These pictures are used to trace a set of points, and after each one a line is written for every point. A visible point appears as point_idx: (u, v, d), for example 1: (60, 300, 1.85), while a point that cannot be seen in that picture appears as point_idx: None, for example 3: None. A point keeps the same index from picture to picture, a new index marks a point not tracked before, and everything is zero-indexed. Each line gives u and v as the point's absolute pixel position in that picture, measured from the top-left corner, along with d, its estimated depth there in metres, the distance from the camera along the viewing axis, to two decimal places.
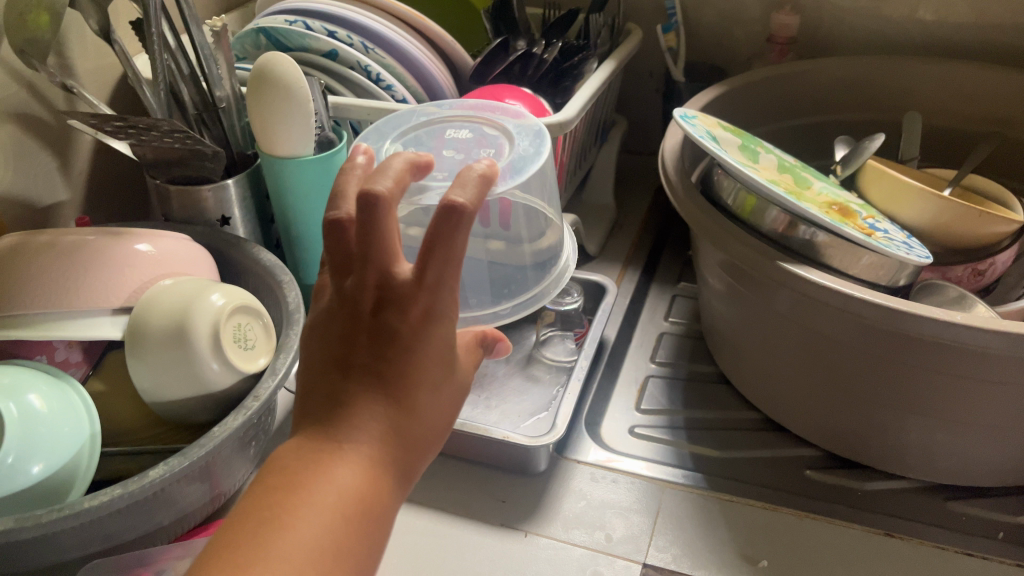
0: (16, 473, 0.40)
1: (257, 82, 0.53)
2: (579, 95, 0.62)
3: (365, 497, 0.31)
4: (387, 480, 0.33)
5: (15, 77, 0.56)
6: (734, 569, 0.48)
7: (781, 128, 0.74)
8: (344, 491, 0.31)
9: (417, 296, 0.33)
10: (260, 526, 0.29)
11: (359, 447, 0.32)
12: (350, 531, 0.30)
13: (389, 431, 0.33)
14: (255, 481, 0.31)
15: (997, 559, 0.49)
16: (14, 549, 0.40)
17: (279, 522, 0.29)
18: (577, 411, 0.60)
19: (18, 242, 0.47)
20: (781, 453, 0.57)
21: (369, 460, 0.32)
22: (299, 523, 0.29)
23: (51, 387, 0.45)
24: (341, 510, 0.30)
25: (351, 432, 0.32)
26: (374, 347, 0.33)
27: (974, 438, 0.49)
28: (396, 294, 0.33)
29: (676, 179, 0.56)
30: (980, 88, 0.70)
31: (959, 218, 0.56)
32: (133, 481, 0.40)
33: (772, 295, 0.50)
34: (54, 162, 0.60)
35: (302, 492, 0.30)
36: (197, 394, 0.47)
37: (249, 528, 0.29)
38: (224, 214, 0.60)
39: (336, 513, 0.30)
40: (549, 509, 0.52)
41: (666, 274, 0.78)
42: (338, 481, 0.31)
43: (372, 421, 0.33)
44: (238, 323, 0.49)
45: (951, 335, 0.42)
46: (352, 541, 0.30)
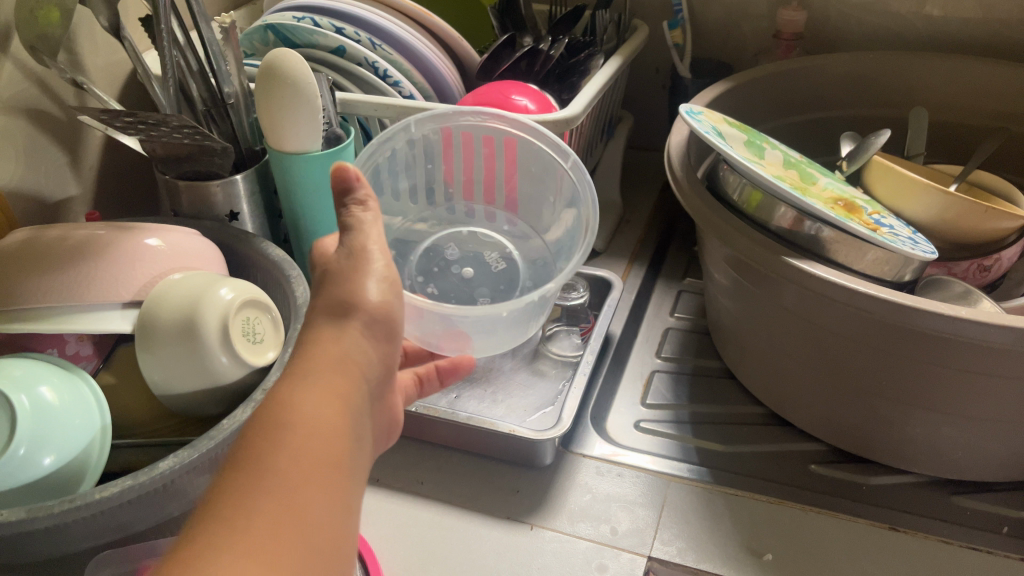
0: (28, 464, 0.41)
1: (264, 77, 0.54)
2: (585, 90, 0.62)
3: (335, 433, 0.32)
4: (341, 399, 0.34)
5: (26, 74, 0.56)
6: (738, 562, 0.48)
7: (787, 124, 0.74)
8: (303, 419, 0.32)
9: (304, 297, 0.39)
10: (242, 479, 0.30)
11: (320, 391, 0.33)
12: (318, 452, 0.31)
13: (345, 375, 0.35)
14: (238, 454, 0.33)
15: (1001, 553, 0.49)
16: (26, 540, 0.40)
17: (251, 467, 0.30)
18: (583, 405, 0.61)
19: (29, 237, 0.48)
20: (787, 448, 0.57)
21: (318, 386, 0.34)
22: (277, 469, 0.30)
23: (62, 378, 0.45)
24: (304, 435, 0.31)
25: (310, 381, 0.34)
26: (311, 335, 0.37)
27: (979, 433, 0.49)
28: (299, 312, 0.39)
29: (682, 174, 0.56)
30: (987, 83, 0.70)
31: (965, 214, 0.56)
32: (143, 472, 0.41)
33: (778, 290, 0.50)
34: (65, 157, 0.61)
35: (275, 439, 0.31)
36: (206, 386, 0.48)
37: (231, 485, 0.29)
38: (233, 209, 0.61)
39: (299, 438, 0.31)
40: (555, 502, 0.52)
41: (671, 270, 0.78)
42: (306, 422, 0.32)
43: (328, 369, 0.35)
44: (247, 317, 0.50)
45: (957, 330, 0.42)
46: (322, 463, 0.31)
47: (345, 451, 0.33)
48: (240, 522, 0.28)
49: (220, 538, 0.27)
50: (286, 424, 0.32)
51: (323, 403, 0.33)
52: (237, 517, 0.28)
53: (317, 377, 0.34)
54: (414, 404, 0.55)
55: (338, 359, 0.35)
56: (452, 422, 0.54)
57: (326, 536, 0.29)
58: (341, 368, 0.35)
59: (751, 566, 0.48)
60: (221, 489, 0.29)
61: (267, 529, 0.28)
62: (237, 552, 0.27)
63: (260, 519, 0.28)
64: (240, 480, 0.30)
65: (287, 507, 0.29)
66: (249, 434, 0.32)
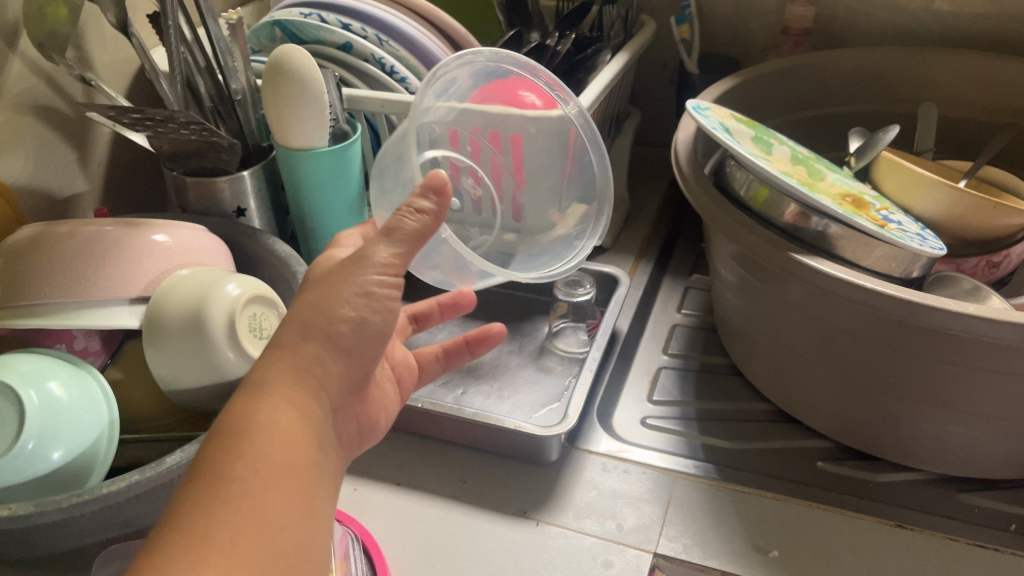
0: (36, 459, 0.41)
1: (272, 75, 0.54)
2: (591, 86, 0.62)
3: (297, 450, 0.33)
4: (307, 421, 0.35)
5: (35, 71, 0.56)
6: (745, 559, 0.48)
7: (795, 120, 0.74)
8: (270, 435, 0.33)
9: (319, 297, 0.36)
10: (206, 483, 0.30)
11: (283, 399, 0.34)
12: (284, 469, 0.32)
13: (300, 383, 0.35)
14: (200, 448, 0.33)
15: (1008, 551, 0.49)
16: (35, 534, 0.40)
17: (218, 474, 0.31)
18: (589, 402, 0.61)
19: (38, 232, 0.48)
20: (794, 446, 0.57)
21: (285, 404, 0.34)
22: (242, 482, 0.31)
23: (70, 373, 0.45)
24: (269, 452, 0.32)
25: (272, 384, 0.35)
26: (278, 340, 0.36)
27: (987, 429, 0.48)
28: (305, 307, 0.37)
29: (689, 170, 0.56)
30: (997, 78, 0.69)
31: (973, 210, 0.55)
32: (151, 467, 0.42)
33: (785, 286, 0.50)
34: (73, 154, 0.61)
35: (241, 450, 0.32)
36: (213, 381, 0.48)
37: (196, 490, 0.30)
38: (240, 205, 0.61)
39: (264, 455, 0.32)
40: (561, 499, 0.52)
41: (678, 267, 0.78)
42: (261, 436, 0.32)
43: (284, 378, 0.35)
44: (253, 313, 0.50)
45: (964, 326, 0.42)
46: (289, 483, 0.32)
47: (302, 460, 0.33)
48: (203, 529, 0.29)
49: (183, 545, 0.28)
50: (246, 432, 0.32)
51: (280, 418, 0.33)
52: (195, 541, 0.28)
53: (274, 390, 0.34)
54: (421, 400, 0.55)
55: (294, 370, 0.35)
56: (458, 419, 0.54)
57: (286, 546, 0.30)
58: (296, 378, 0.35)
59: (757, 564, 0.48)
60: (175, 509, 0.30)
61: (223, 553, 0.28)
62: (208, 566, 0.28)
63: (219, 525, 0.29)
64: (205, 485, 0.30)
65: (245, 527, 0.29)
66: (205, 451, 0.32)
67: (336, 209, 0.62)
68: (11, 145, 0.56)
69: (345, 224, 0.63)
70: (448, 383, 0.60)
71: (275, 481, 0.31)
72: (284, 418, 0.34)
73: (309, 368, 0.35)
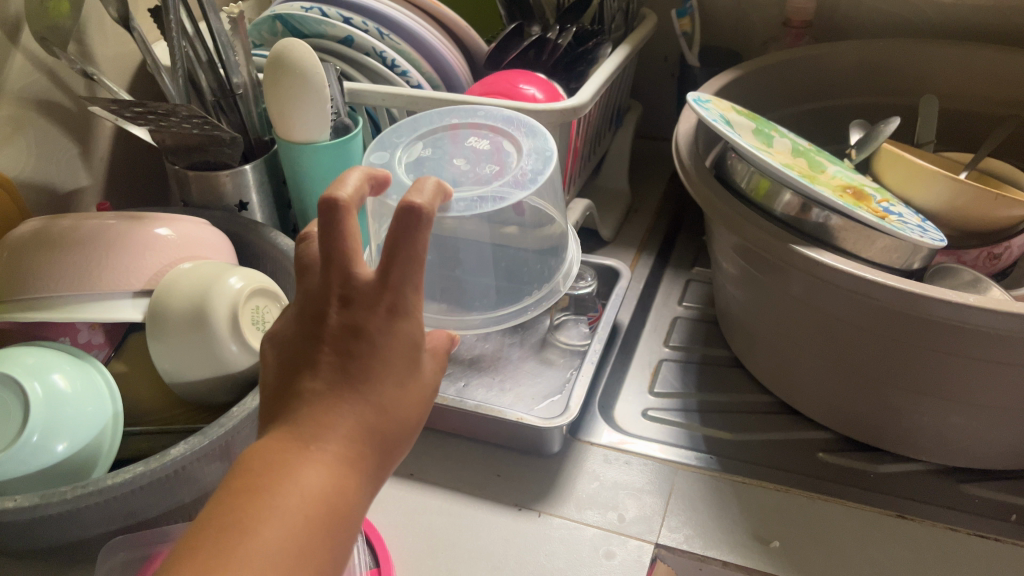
0: (40, 451, 0.42)
1: (273, 68, 0.54)
2: (592, 78, 0.62)
3: (334, 513, 0.29)
4: (354, 481, 0.30)
5: (38, 65, 0.57)
6: (746, 549, 0.48)
7: (796, 112, 0.74)
8: (308, 491, 0.28)
9: (379, 295, 0.31)
10: (229, 529, 0.27)
11: (334, 454, 0.30)
12: (314, 535, 0.28)
13: (360, 433, 0.31)
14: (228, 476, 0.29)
15: (1009, 541, 0.49)
16: (39, 525, 0.41)
17: (244, 523, 0.27)
18: (591, 394, 0.61)
19: (41, 225, 0.48)
20: (796, 437, 0.57)
21: (335, 461, 0.30)
22: (266, 541, 0.27)
23: (74, 366, 0.45)
24: (305, 512, 0.28)
25: (330, 426, 0.30)
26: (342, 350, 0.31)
27: (988, 420, 0.49)
28: (357, 292, 0.31)
29: (689, 163, 0.56)
30: (998, 70, 0.69)
31: (974, 201, 0.55)
32: (155, 458, 0.42)
33: (787, 278, 0.50)
34: (76, 148, 0.61)
35: (275, 502, 0.28)
36: (215, 374, 0.48)
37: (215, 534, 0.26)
38: (242, 199, 0.61)
39: (298, 514, 0.28)
40: (563, 490, 0.52)
41: (680, 260, 0.78)
42: (305, 487, 0.29)
43: (342, 427, 0.30)
44: (256, 306, 0.50)
45: (965, 317, 0.42)
46: (316, 555, 0.28)
47: (336, 530, 0.29)
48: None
49: None
50: (286, 482, 0.28)
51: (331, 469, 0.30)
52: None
53: (329, 434, 0.30)
54: None
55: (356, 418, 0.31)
56: (461, 410, 0.54)
57: None
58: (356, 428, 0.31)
59: (758, 554, 0.48)
60: (191, 548, 0.26)
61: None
62: None
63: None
64: (225, 530, 0.27)
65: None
66: (240, 488, 0.28)
67: None
68: (13, 140, 0.56)
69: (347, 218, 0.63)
70: (450, 375, 0.60)
71: (311, 543, 0.28)
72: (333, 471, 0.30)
73: (372, 414, 0.31)
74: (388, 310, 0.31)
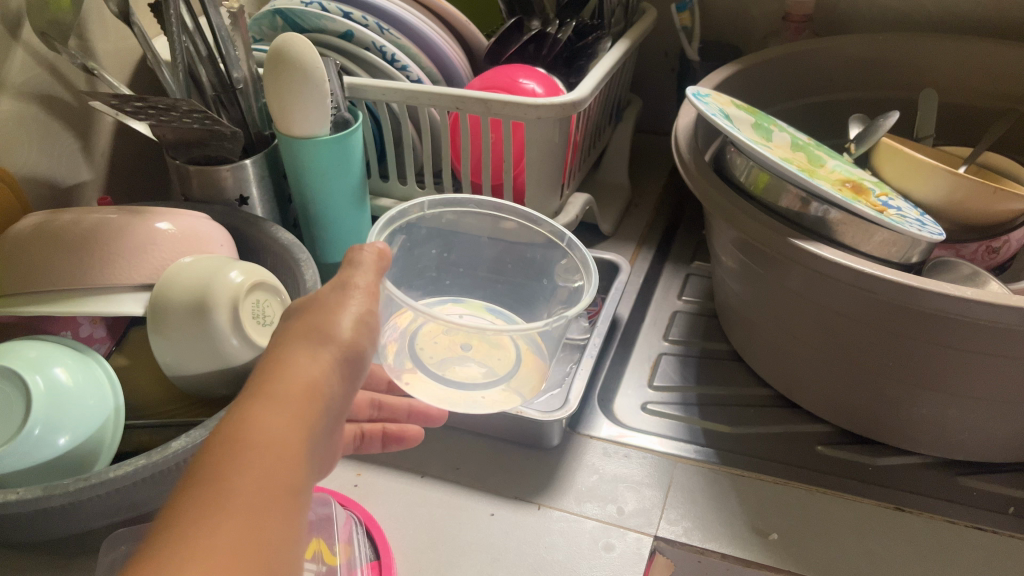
0: (43, 445, 0.42)
1: (273, 63, 0.54)
2: (593, 72, 0.62)
3: (288, 443, 0.31)
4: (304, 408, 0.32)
5: (39, 60, 0.57)
6: (744, 541, 0.48)
7: (796, 107, 0.74)
8: (257, 429, 0.30)
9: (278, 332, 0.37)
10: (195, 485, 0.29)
11: (274, 391, 0.32)
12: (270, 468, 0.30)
13: (292, 366, 0.33)
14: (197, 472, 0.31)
15: (1007, 534, 0.49)
16: (43, 517, 0.41)
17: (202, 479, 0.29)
18: (591, 387, 0.61)
19: (43, 219, 0.48)
20: (795, 430, 0.57)
21: (277, 395, 0.32)
22: (224, 482, 0.28)
23: (76, 360, 0.46)
24: (257, 449, 0.30)
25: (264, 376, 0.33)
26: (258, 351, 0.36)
27: (986, 412, 0.49)
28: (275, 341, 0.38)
29: (689, 157, 0.56)
30: (997, 64, 0.69)
31: (973, 194, 0.55)
32: (157, 452, 0.42)
33: (785, 271, 0.50)
34: (77, 143, 0.61)
35: (227, 451, 0.30)
36: (216, 367, 0.48)
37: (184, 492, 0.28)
38: (242, 194, 0.62)
39: (252, 453, 0.30)
40: (562, 483, 0.53)
41: (680, 253, 0.78)
42: (253, 428, 0.30)
43: (275, 373, 0.33)
44: (257, 300, 0.50)
45: (962, 311, 0.42)
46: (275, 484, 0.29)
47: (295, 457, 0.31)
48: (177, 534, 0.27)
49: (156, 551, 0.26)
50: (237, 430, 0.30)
51: (284, 407, 0.32)
52: (181, 544, 0.26)
53: (270, 378, 0.33)
54: None
55: (301, 360, 0.33)
56: None
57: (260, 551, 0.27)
58: (304, 368, 0.33)
59: (757, 546, 0.48)
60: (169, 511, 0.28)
61: (218, 555, 0.26)
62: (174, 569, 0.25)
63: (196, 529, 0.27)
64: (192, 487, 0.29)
65: (238, 530, 0.27)
66: (202, 448, 0.30)
67: (339, 198, 0.62)
68: (14, 134, 0.56)
69: (347, 212, 0.64)
70: None
71: (269, 473, 0.29)
72: (288, 411, 0.32)
73: (296, 352, 0.34)
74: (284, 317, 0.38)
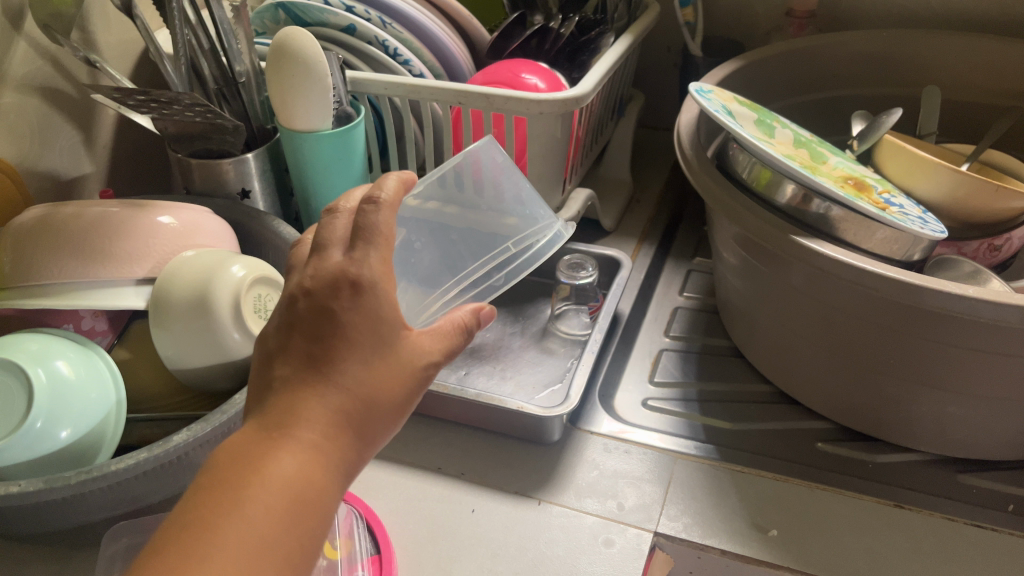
0: (45, 437, 0.42)
1: (275, 57, 0.54)
2: (596, 68, 0.62)
3: (305, 499, 0.31)
4: (330, 463, 0.32)
5: (40, 52, 0.57)
6: (743, 537, 0.48)
7: (798, 103, 0.74)
8: (275, 482, 0.30)
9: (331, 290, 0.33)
10: (202, 529, 0.28)
11: (305, 441, 0.31)
12: (285, 523, 0.30)
13: (335, 415, 0.32)
14: (199, 475, 0.31)
15: (1007, 531, 0.49)
16: (44, 509, 0.41)
17: (212, 522, 0.29)
18: (591, 383, 0.61)
19: (44, 212, 0.48)
20: (795, 427, 0.58)
21: (308, 448, 0.31)
22: (235, 536, 0.28)
23: (78, 353, 0.46)
24: (273, 503, 0.30)
25: (299, 413, 0.32)
26: (311, 336, 0.33)
27: (986, 410, 0.49)
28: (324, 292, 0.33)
29: (692, 154, 0.56)
30: (1000, 62, 0.69)
31: (975, 192, 0.55)
32: (158, 445, 0.42)
33: (787, 268, 0.50)
34: (78, 136, 0.61)
35: (243, 500, 0.29)
36: (217, 361, 0.48)
37: (191, 529, 0.28)
38: (244, 187, 0.61)
39: (267, 506, 0.29)
40: (562, 478, 0.53)
41: (681, 249, 0.78)
42: (274, 480, 0.30)
43: (314, 415, 0.32)
44: (258, 294, 0.50)
45: (963, 309, 0.42)
46: (287, 544, 0.29)
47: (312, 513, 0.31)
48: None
49: None
50: (259, 478, 0.30)
51: (306, 457, 0.31)
52: None
53: (303, 418, 0.32)
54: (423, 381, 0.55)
55: (330, 412, 0.32)
56: (462, 399, 0.54)
57: None
58: (331, 420, 0.32)
59: (756, 542, 0.48)
60: (174, 547, 0.28)
61: None
62: None
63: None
64: (201, 526, 0.29)
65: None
66: (218, 480, 0.30)
67: (341, 192, 0.62)
68: (16, 127, 0.56)
69: None
70: (451, 364, 0.61)
71: (281, 533, 0.29)
72: (306, 460, 0.31)
73: (346, 403, 0.32)
74: (351, 286, 0.33)
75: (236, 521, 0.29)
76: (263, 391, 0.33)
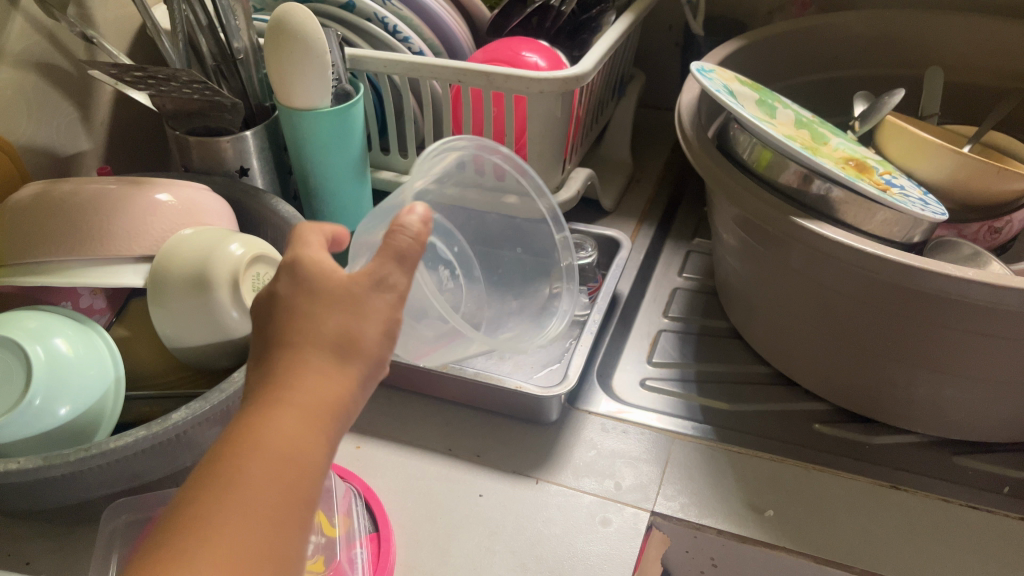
0: (44, 414, 0.42)
1: (274, 33, 0.53)
2: (597, 46, 0.62)
3: (297, 459, 0.31)
4: (318, 421, 0.32)
5: (37, 28, 0.56)
6: (740, 517, 0.49)
7: (800, 83, 0.74)
8: (265, 445, 0.31)
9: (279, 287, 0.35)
10: (197, 501, 0.29)
11: (287, 401, 0.32)
12: (278, 484, 0.30)
13: (315, 372, 0.33)
14: None
15: (1002, 513, 0.49)
16: (45, 486, 0.42)
17: (205, 492, 0.29)
18: (589, 363, 0.61)
19: (42, 189, 0.48)
20: (793, 409, 0.58)
21: (293, 407, 0.32)
22: (229, 502, 0.29)
23: (77, 331, 0.46)
24: (263, 465, 0.30)
25: (280, 378, 0.32)
26: (278, 320, 0.34)
27: (983, 393, 0.49)
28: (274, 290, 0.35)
29: (692, 134, 0.56)
30: (1005, 43, 0.69)
31: (977, 174, 0.55)
32: (157, 423, 0.43)
33: (787, 250, 0.50)
34: (76, 113, 0.61)
35: (233, 466, 0.30)
36: (216, 339, 0.48)
37: (187, 503, 0.29)
38: (243, 165, 0.61)
39: (257, 469, 0.30)
40: (560, 458, 0.53)
41: (681, 230, 0.78)
42: (262, 442, 0.31)
43: (294, 377, 0.32)
44: (256, 273, 0.50)
45: (962, 291, 0.42)
46: (282, 503, 0.30)
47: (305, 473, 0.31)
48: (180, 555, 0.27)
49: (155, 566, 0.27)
50: (247, 442, 0.31)
51: (291, 416, 0.31)
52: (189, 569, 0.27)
53: (286, 381, 0.32)
54: (421, 360, 0.55)
55: (311, 369, 0.32)
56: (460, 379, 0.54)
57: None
58: (311, 378, 0.32)
59: (752, 522, 0.48)
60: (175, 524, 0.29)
61: None
62: None
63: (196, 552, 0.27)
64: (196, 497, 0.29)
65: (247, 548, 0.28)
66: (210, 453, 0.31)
67: (340, 171, 0.62)
68: (13, 103, 0.55)
69: (346, 183, 0.63)
70: None
71: (276, 494, 0.30)
72: (293, 419, 0.31)
73: (321, 360, 0.33)
74: (290, 270, 0.35)
75: (229, 497, 0.29)
76: (247, 379, 0.34)
